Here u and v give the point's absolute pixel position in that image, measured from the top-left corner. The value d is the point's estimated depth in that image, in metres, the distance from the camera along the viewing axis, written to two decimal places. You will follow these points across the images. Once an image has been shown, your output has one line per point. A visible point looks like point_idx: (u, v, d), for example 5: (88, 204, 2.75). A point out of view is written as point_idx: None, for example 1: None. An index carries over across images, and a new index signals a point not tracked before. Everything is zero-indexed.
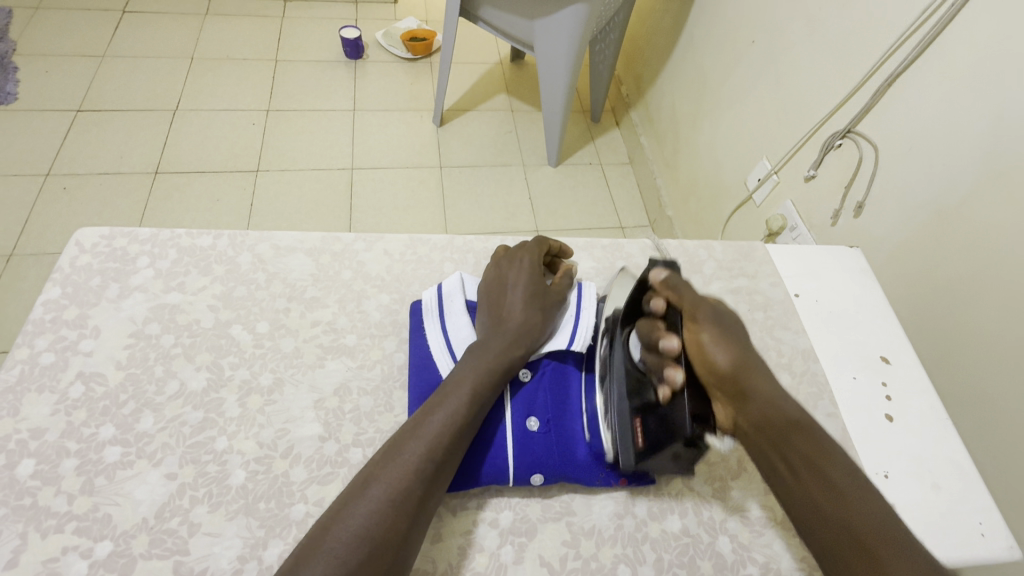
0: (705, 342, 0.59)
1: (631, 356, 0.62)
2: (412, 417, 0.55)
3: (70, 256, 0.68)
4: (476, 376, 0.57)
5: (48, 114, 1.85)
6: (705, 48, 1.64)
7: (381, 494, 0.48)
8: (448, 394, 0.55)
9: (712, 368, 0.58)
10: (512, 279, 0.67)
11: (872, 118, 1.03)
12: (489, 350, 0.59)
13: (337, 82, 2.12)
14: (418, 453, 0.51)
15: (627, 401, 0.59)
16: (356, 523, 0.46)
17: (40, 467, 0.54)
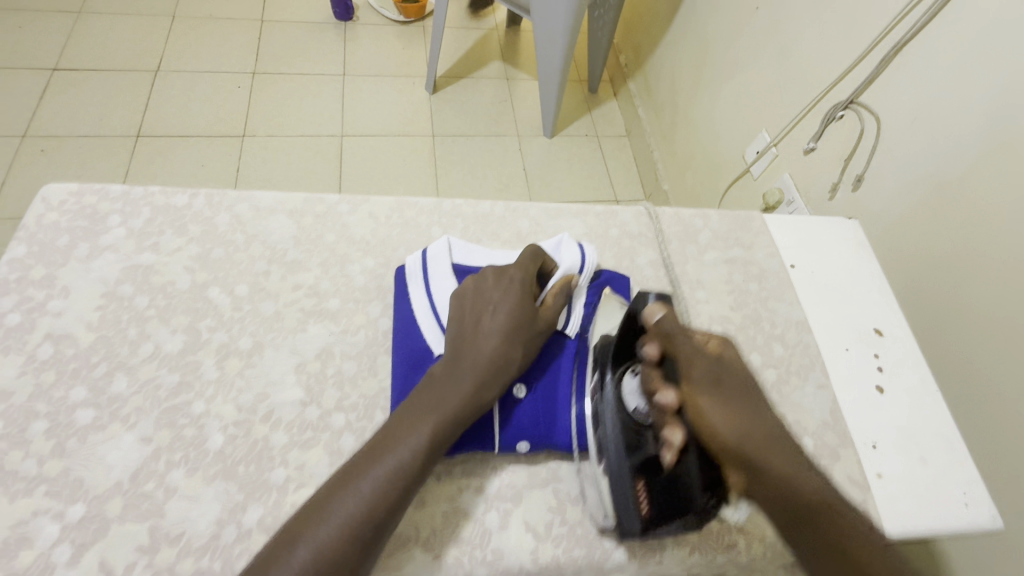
0: (705, 409, 0.51)
1: (626, 406, 0.55)
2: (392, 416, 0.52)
3: (36, 213, 0.65)
4: (451, 399, 0.53)
5: (22, 72, 1.76)
6: (706, 16, 1.58)
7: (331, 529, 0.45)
8: (426, 401, 0.52)
9: (713, 436, 0.50)
10: (494, 302, 0.59)
11: (876, 89, 0.99)
12: (458, 379, 0.54)
13: (325, 45, 2.04)
14: (377, 484, 0.47)
15: (626, 459, 0.52)
16: (305, 558, 0.43)
17: (7, 429, 0.52)
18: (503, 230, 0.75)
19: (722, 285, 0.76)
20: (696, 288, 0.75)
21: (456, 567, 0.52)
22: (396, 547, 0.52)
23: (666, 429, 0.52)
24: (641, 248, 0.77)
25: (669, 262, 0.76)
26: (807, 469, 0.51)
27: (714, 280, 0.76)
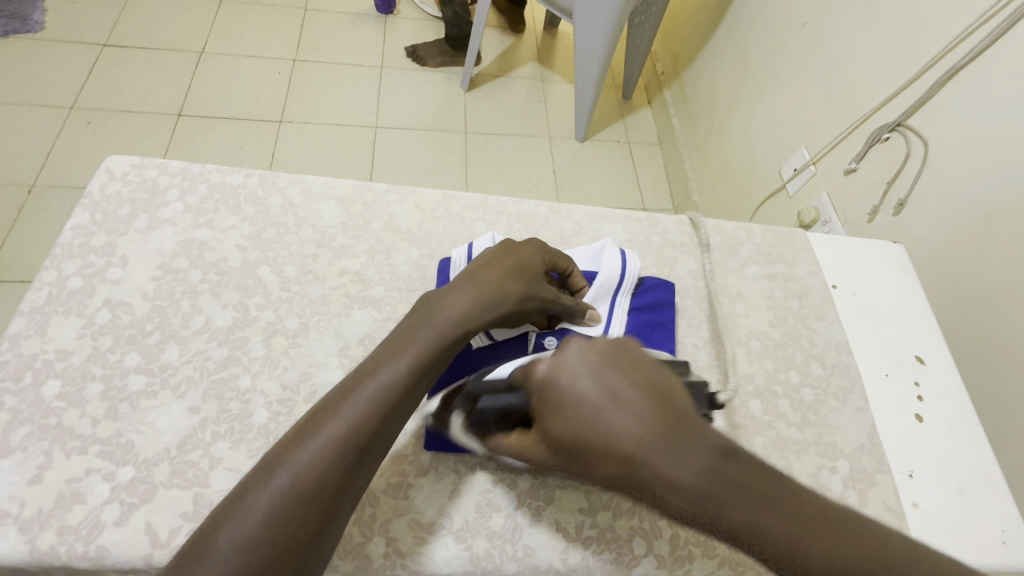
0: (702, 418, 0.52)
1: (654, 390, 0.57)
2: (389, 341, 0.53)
3: (100, 183, 0.67)
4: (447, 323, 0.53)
5: (74, 46, 1.82)
6: (750, 28, 1.56)
7: (314, 445, 0.44)
8: (424, 325, 0.53)
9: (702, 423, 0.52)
10: (516, 245, 0.62)
11: (925, 113, 0.98)
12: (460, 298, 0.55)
13: (366, 36, 2.07)
14: (353, 399, 0.47)
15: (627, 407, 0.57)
16: (301, 462, 0.43)
17: (65, 388, 0.54)
18: (546, 230, 0.75)
19: (762, 300, 0.75)
20: (737, 301, 0.75)
21: (486, 559, 0.52)
22: (430, 534, 0.53)
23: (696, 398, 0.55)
24: (682, 258, 0.77)
25: (710, 273, 0.76)
26: (627, 432, 0.43)
27: (754, 295, 0.75)
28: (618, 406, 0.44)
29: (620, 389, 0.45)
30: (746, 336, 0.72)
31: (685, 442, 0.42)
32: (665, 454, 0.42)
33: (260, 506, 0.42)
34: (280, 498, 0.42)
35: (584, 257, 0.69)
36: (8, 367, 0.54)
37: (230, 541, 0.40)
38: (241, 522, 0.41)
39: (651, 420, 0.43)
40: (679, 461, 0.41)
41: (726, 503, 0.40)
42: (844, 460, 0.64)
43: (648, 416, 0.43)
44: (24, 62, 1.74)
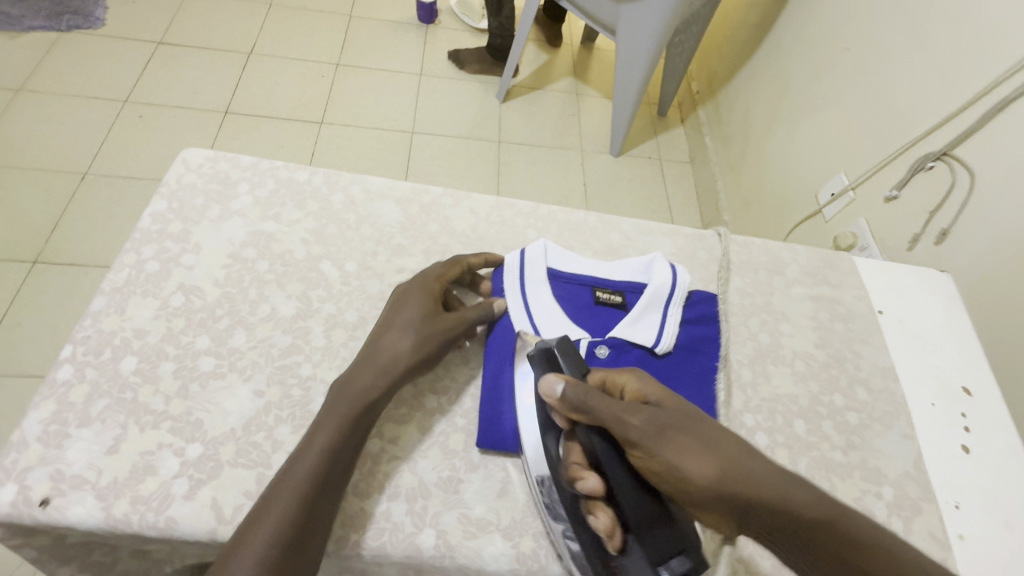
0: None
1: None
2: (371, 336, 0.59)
3: (177, 173, 0.71)
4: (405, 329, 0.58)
5: (132, 43, 1.90)
6: (791, 51, 1.57)
7: (336, 426, 0.51)
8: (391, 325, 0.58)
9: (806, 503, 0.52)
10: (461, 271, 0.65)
11: (973, 143, 0.97)
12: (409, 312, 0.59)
13: (407, 44, 2.13)
14: (380, 368, 0.55)
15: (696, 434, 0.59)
16: (320, 449, 0.50)
17: (141, 365, 0.57)
18: (594, 240, 0.77)
19: (807, 321, 0.76)
20: (782, 320, 0.75)
21: (533, 558, 0.53)
22: (478, 530, 0.54)
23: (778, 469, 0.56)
24: (727, 274, 0.77)
25: (755, 292, 0.76)
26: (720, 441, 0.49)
27: (799, 315, 0.76)
28: (705, 444, 0.48)
29: (707, 429, 0.50)
30: (791, 356, 0.72)
31: (770, 493, 0.45)
32: (751, 468, 0.47)
33: (296, 496, 0.47)
34: (309, 485, 0.48)
35: (632, 268, 0.70)
36: (89, 342, 0.58)
37: (269, 534, 0.44)
38: (276, 518, 0.45)
39: (741, 464, 0.47)
40: (762, 503, 0.45)
41: (813, 521, 0.44)
42: (888, 485, 0.64)
43: (737, 461, 0.47)
44: (84, 56, 1.83)
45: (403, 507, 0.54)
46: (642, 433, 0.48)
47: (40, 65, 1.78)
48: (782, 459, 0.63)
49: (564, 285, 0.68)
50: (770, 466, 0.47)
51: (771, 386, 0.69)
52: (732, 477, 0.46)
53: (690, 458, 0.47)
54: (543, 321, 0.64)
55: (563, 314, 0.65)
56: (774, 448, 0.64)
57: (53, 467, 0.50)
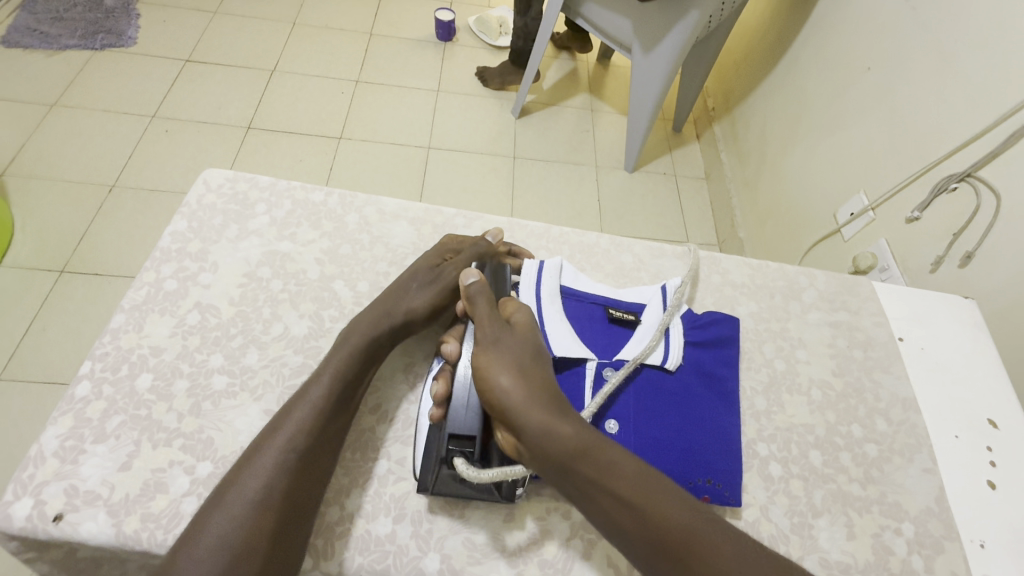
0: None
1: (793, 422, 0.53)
2: (386, 292, 0.64)
3: (198, 193, 0.73)
4: (392, 300, 0.63)
5: (161, 60, 1.97)
6: (811, 69, 1.56)
7: (330, 376, 0.55)
8: (389, 293, 0.64)
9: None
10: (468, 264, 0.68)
11: (998, 164, 0.95)
12: (399, 290, 0.64)
13: (425, 62, 2.16)
14: (363, 331, 0.59)
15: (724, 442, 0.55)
16: (298, 418, 0.52)
17: (156, 382, 0.58)
18: (606, 263, 0.76)
19: (823, 347, 0.74)
20: (798, 347, 0.73)
21: None
22: (482, 556, 0.53)
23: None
24: (742, 299, 0.76)
25: (768, 317, 0.75)
26: (538, 369, 0.55)
27: (816, 342, 0.74)
28: (524, 368, 0.54)
29: (531, 361, 0.55)
30: (807, 385, 0.70)
31: (547, 420, 0.51)
32: (541, 406, 0.52)
33: (290, 433, 0.51)
34: (304, 428, 0.52)
35: (643, 292, 0.70)
36: (108, 358, 0.59)
37: (270, 462, 0.50)
38: (275, 451, 0.50)
39: (535, 393, 0.52)
40: (530, 428, 0.50)
41: (573, 454, 0.49)
42: (909, 522, 0.61)
43: (540, 392, 0.53)
44: (116, 73, 1.90)
45: (407, 530, 0.54)
46: (484, 336, 0.57)
47: (74, 82, 1.85)
48: (797, 491, 0.62)
49: (575, 303, 0.67)
50: (562, 409, 0.52)
51: (787, 415, 0.67)
52: (522, 397, 0.52)
53: (497, 372, 0.53)
54: (552, 333, 0.63)
55: (573, 331, 0.64)
56: (788, 480, 0.62)
57: (67, 482, 0.51)
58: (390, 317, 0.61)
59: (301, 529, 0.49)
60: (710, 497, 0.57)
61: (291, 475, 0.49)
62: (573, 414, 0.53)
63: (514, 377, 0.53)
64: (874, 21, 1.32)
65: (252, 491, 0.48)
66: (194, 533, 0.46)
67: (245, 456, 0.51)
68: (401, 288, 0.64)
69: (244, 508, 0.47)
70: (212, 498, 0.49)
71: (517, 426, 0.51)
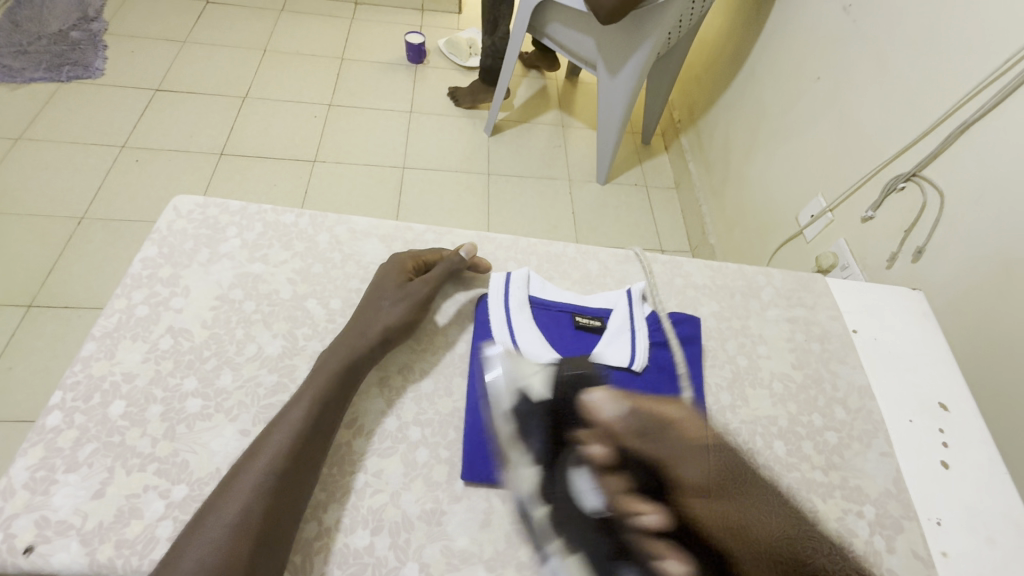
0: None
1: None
2: (363, 310, 0.65)
3: (168, 220, 0.73)
4: (369, 324, 0.63)
5: (130, 90, 1.97)
6: (767, 80, 1.63)
7: (307, 399, 0.56)
8: (363, 317, 0.64)
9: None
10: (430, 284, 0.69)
11: (939, 164, 1.02)
12: (371, 311, 0.65)
13: (396, 84, 2.20)
14: (342, 352, 0.61)
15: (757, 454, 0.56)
16: (276, 444, 0.53)
17: (129, 409, 0.58)
18: (573, 271, 0.79)
19: (783, 342, 0.78)
20: (759, 343, 0.77)
21: None
22: (461, 563, 0.54)
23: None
24: (704, 300, 0.80)
25: (730, 317, 0.79)
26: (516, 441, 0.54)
27: (776, 338, 0.78)
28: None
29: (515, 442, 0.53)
30: (769, 378, 0.73)
31: None
32: None
33: (270, 455, 0.52)
34: (282, 450, 0.53)
35: (609, 298, 0.73)
36: (79, 387, 0.59)
37: (249, 486, 0.50)
38: (255, 472, 0.51)
39: None
40: None
41: None
42: (869, 504, 0.64)
43: None
44: (84, 105, 1.89)
45: (386, 541, 0.55)
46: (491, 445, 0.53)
47: (40, 114, 1.83)
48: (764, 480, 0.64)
49: (544, 312, 0.70)
50: None
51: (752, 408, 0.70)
52: None
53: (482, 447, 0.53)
54: (524, 342, 0.66)
55: (543, 338, 0.67)
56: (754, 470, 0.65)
57: (38, 514, 0.51)
58: (366, 338, 0.62)
59: (283, 547, 0.50)
60: (680, 491, 0.60)
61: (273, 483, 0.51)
62: None
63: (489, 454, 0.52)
64: (822, 33, 1.40)
65: (230, 514, 0.49)
66: (173, 557, 0.46)
67: (227, 481, 0.52)
68: (376, 308, 0.65)
69: (230, 517, 0.48)
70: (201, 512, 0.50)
71: None
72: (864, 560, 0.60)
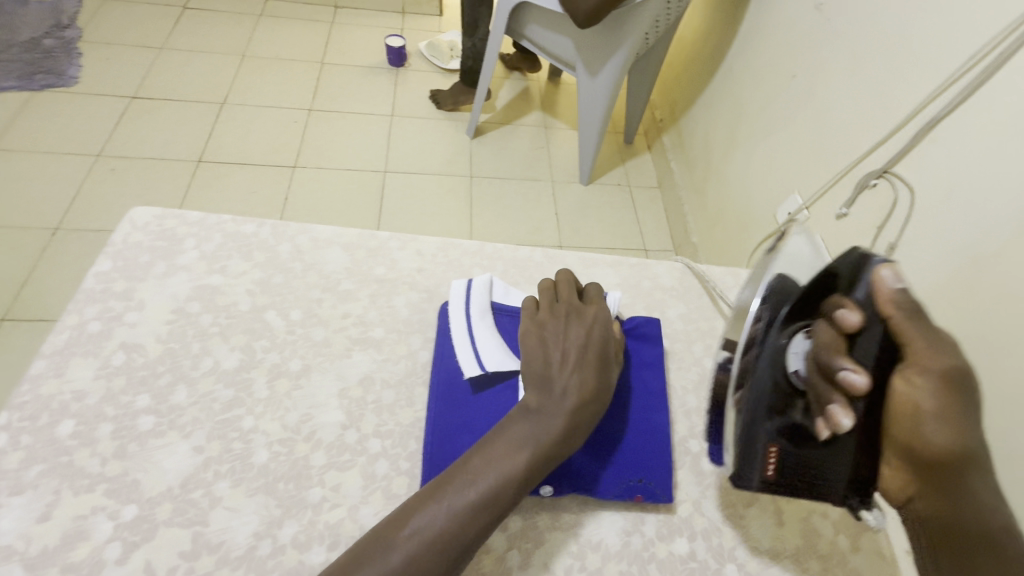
0: (925, 410, 0.49)
1: (786, 368, 0.56)
2: (538, 362, 0.59)
3: (124, 232, 0.72)
4: (565, 403, 0.55)
5: (105, 98, 1.94)
6: (744, 78, 1.64)
7: (485, 485, 0.50)
8: (552, 382, 0.57)
9: (915, 436, 0.50)
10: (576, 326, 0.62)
11: (909, 161, 1.02)
12: (554, 373, 0.58)
13: (377, 87, 2.19)
14: (535, 440, 0.53)
15: (769, 420, 0.55)
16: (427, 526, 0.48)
17: (78, 428, 0.57)
18: (540, 275, 0.79)
19: None
20: None
21: None
22: None
23: (847, 374, 0.52)
24: (671, 302, 0.80)
25: (698, 318, 0.78)
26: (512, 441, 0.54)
27: None
28: (596, 393, 0.57)
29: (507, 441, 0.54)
30: None
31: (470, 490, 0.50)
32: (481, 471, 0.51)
33: (417, 537, 0.47)
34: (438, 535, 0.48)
35: None
36: (27, 408, 0.57)
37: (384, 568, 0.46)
38: (398, 552, 0.47)
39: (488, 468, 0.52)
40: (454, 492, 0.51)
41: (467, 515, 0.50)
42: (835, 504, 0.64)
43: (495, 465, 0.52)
44: (58, 113, 1.86)
45: None
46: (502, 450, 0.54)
47: (12, 124, 1.80)
48: (728, 483, 0.64)
49: (507, 318, 0.69)
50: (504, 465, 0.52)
51: None
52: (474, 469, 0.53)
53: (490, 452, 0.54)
54: (485, 350, 0.64)
55: (505, 344, 0.66)
56: (719, 473, 0.65)
57: None
58: (565, 425, 0.54)
59: None
60: (643, 496, 0.59)
61: (408, 544, 0.47)
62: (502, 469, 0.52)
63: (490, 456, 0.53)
64: (795, 33, 1.41)
65: None
66: None
67: (358, 551, 0.47)
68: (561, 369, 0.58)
69: (408, 551, 0.47)
70: (385, 527, 0.49)
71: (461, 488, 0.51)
72: (829, 560, 0.60)
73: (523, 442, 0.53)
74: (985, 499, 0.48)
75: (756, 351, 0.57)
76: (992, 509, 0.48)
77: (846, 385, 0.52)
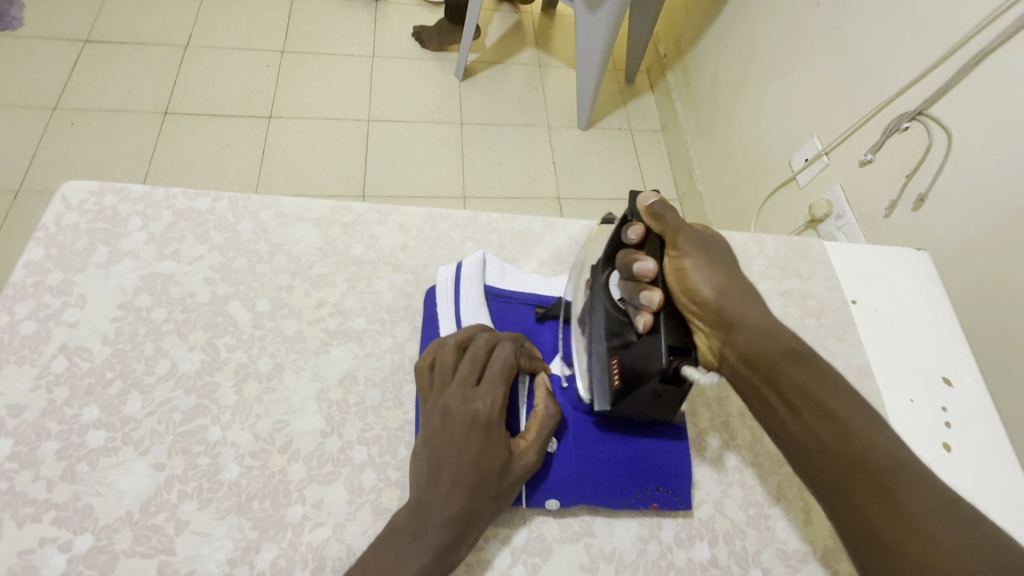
0: (689, 268, 0.54)
1: (609, 297, 0.56)
2: (430, 425, 0.50)
3: (54, 213, 0.62)
4: (486, 406, 0.50)
5: (55, 43, 1.74)
6: (760, 7, 1.46)
7: (446, 485, 0.48)
8: (452, 436, 0.49)
9: (693, 296, 0.53)
10: (460, 383, 0.52)
11: (948, 101, 0.90)
12: (451, 431, 0.49)
13: (355, 24, 1.98)
14: (472, 436, 0.49)
15: (605, 342, 0.55)
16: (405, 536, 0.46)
17: (18, 449, 0.50)
18: (540, 250, 0.69)
19: None
20: None
21: None
22: None
23: (638, 264, 0.53)
24: None
25: None
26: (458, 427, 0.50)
27: None
28: (472, 516, 0.47)
29: (450, 425, 0.50)
30: None
31: (432, 483, 0.48)
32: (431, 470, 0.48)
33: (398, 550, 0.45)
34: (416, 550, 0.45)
35: None
36: None
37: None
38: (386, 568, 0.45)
39: (442, 464, 0.48)
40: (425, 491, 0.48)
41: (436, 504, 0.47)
42: None
43: (448, 455, 0.49)
44: (2, 60, 1.67)
45: None
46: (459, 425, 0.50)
47: None
48: (751, 480, 0.59)
49: (504, 305, 0.62)
50: (464, 450, 0.49)
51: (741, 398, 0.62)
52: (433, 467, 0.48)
53: (439, 446, 0.49)
54: None
55: None
56: (743, 469, 0.59)
57: None
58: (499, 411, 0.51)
59: None
60: (659, 505, 0.54)
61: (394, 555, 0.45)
62: (452, 446, 0.49)
63: (439, 447, 0.49)
64: None
65: None
66: None
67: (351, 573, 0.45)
68: (455, 424, 0.50)
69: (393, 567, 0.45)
70: None
71: (426, 488, 0.48)
72: None
73: (467, 435, 0.49)
74: (766, 330, 0.51)
75: (586, 295, 0.59)
76: (774, 332, 0.51)
77: (642, 276, 0.53)
